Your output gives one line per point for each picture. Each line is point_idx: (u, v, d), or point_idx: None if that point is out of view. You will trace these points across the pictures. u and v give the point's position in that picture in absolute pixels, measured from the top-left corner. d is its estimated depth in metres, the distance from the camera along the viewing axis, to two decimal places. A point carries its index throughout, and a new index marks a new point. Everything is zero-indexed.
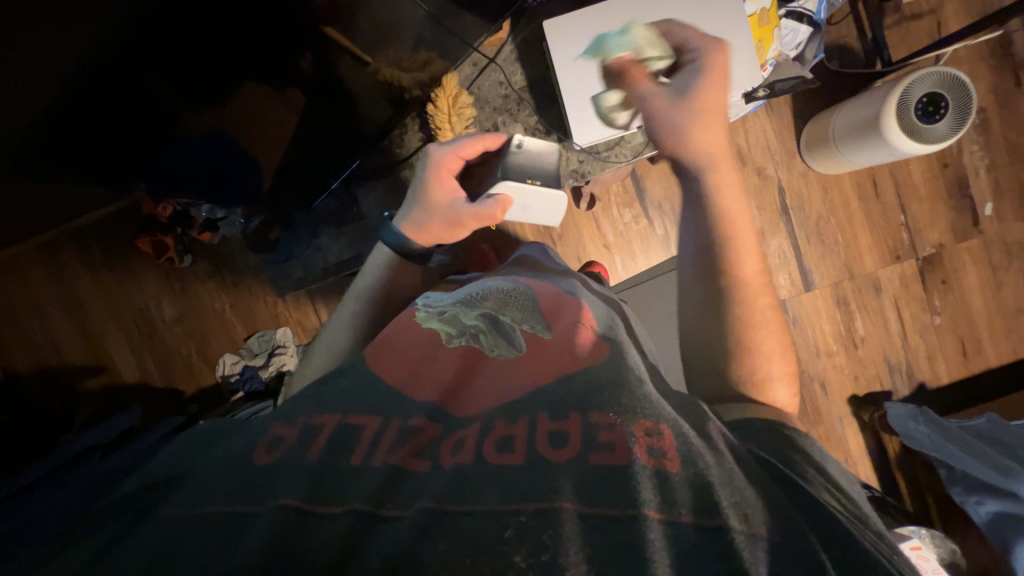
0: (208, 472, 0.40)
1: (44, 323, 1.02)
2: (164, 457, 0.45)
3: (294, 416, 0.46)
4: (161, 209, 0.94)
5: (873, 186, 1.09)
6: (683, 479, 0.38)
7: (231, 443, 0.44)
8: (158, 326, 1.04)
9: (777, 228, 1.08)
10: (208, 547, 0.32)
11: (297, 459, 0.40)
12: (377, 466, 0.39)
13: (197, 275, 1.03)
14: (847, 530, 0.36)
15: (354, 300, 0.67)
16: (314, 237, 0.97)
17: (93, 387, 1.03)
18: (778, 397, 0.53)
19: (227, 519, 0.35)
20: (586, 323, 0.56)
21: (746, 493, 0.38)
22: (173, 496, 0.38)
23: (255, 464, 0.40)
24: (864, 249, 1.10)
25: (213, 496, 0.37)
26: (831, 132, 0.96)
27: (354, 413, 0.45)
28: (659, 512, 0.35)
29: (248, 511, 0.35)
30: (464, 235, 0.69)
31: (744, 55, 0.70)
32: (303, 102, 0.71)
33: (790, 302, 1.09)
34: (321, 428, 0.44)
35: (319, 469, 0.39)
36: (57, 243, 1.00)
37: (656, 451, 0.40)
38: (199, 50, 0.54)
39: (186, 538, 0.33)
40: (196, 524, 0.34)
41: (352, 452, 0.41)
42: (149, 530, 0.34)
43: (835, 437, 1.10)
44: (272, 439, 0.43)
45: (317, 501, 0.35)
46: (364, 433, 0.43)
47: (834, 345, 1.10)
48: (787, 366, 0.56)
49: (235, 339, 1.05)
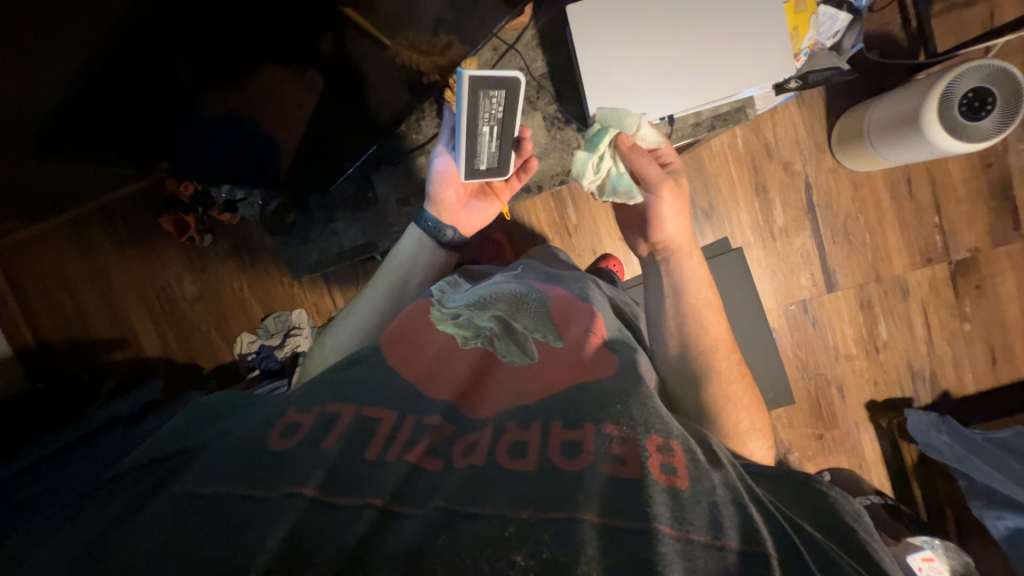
0: (221, 451, 0.41)
1: (73, 296, 1.06)
2: (171, 431, 0.47)
3: (310, 403, 0.47)
4: (184, 188, 0.95)
5: (908, 185, 1.04)
6: (691, 496, 0.39)
7: (246, 424, 0.45)
8: (179, 303, 1.07)
9: (801, 226, 1.05)
10: (231, 533, 0.34)
11: (312, 446, 0.41)
12: (394, 463, 0.40)
13: (216, 255, 1.05)
14: (829, 552, 0.38)
15: (387, 280, 0.69)
16: (331, 221, 0.95)
17: (119, 360, 1.07)
18: (752, 452, 0.56)
19: (247, 505, 0.36)
20: (598, 330, 0.55)
21: (750, 512, 0.39)
22: (192, 473, 0.40)
23: (270, 448, 0.41)
24: (894, 251, 1.05)
25: (229, 479, 0.38)
26: (866, 127, 0.92)
27: (369, 406, 0.46)
28: (672, 527, 0.36)
29: (265, 496, 0.37)
30: (449, 200, 0.72)
31: (778, 46, 0.67)
32: (322, 84, 0.70)
33: (811, 303, 1.06)
34: (336, 419, 0.44)
35: (334, 459, 0.40)
36: (84, 219, 1.03)
37: (668, 468, 0.40)
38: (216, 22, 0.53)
39: (207, 521, 0.35)
40: (212, 505, 0.36)
41: (368, 446, 0.42)
42: (164, 511, 0.36)
43: (850, 442, 1.08)
44: (287, 423, 0.44)
45: (333, 493, 0.37)
46: (380, 426, 0.44)
47: (855, 349, 1.07)
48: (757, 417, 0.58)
49: (252, 319, 1.07)
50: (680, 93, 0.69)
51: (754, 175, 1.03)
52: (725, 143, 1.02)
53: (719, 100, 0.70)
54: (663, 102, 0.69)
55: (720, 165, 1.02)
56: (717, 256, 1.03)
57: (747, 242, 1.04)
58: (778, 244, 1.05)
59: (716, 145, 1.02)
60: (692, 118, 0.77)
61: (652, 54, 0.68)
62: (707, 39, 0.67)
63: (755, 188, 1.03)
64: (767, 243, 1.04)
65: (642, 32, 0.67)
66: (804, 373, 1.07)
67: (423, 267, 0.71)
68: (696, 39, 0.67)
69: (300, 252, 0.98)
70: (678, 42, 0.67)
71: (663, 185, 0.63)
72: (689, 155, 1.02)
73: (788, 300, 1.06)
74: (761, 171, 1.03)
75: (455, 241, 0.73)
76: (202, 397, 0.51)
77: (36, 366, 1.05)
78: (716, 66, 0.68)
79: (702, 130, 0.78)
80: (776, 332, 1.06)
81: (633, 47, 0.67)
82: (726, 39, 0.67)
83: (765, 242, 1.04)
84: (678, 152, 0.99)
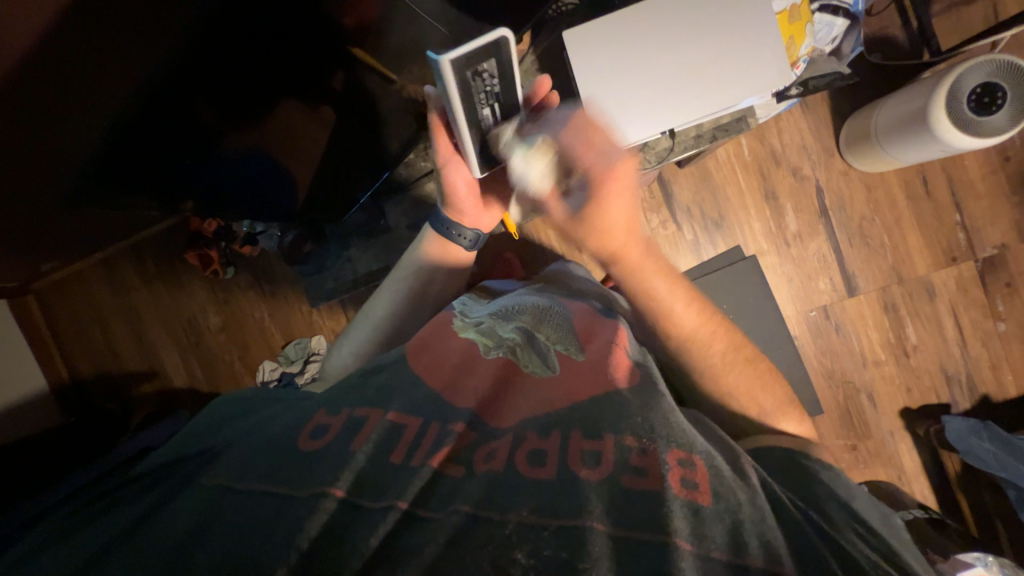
0: (251, 447, 0.44)
1: (106, 331, 1.11)
2: (204, 428, 0.49)
3: (338, 405, 0.48)
4: (207, 225, 1.02)
5: (924, 183, 1.02)
6: (714, 513, 0.39)
7: (274, 421, 0.47)
8: (204, 334, 1.10)
9: (815, 231, 1.03)
10: (253, 527, 0.36)
11: (339, 449, 0.42)
12: (420, 467, 0.41)
13: (238, 286, 1.09)
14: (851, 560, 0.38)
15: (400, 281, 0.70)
16: (345, 249, 0.98)
17: (148, 391, 1.11)
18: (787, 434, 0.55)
19: (276, 500, 0.38)
20: (621, 344, 0.54)
21: (776, 532, 0.38)
22: (220, 468, 0.42)
23: (299, 448, 0.43)
24: (915, 251, 1.03)
25: (261, 473, 0.40)
26: (873, 127, 0.91)
27: (395, 411, 0.46)
28: (692, 544, 0.36)
29: (292, 493, 0.39)
30: (468, 205, 0.68)
31: (775, 56, 0.68)
32: (334, 119, 0.78)
33: (832, 308, 1.03)
34: (363, 422, 0.45)
35: (362, 465, 0.41)
36: (116, 257, 1.08)
37: (690, 483, 0.40)
38: (240, 58, 0.61)
39: (236, 521, 0.37)
40: (241, 499, 0.39)
41: (393, 450, 0.43)
42: (198, 502, 0.39)
43: (886, 452, 1.03)
44: (316, 425, 0.45)
45: (360, 494, 0.39)
46: (405, 431, 0.45)
47: (883, 354, 1.03)
48: (786, 398, 0.57)
49: (273, 347, 1.09)
50: (681, 106, 0.69)
51: (762, 182, 1.02)
52: (731, 152, 1.02)
53: (720, 111, 0.70)
54: (665, 116, 0.70)
55: (727, 175, 1.02)
56: (731, 265, 1.01)
57: (760, 249, 1.03)
58: (793, 249, 1.03)
59: (721, 155, 1.02)
60: (692, 131, 0.78)
61: (651, 72, 0.69)
62: (703, 54, 0.68)
63: (765, 195, 1.03)
64: (781, 250, 1.03)
65: (639, 48, 0.68)
66: (831, 382, 1.03)
67: (445, 274, 0.71)
68: (692, 55, 0.68)
69: (316, 280, 1.02)
70: (675, 58, 0.68)
71: (581, 235, 0.52)
72: (696, 166, 1.02)
73: (808, 306, 1.03)
74: (769, 177, 1.02)
75: (475, 244, 0.71)
76: (231, 391, 0.55)
77: (70, 400, 1.10)
78: (715, 78, 0.69)
79: (704, 142, 0.80)
80: (797, 340, 1.03)
81: (632, 66, 0.68)
82: (722, 52, 0.68)
83: (779, 248, 1.03)
84: (683, 163, 1.00)
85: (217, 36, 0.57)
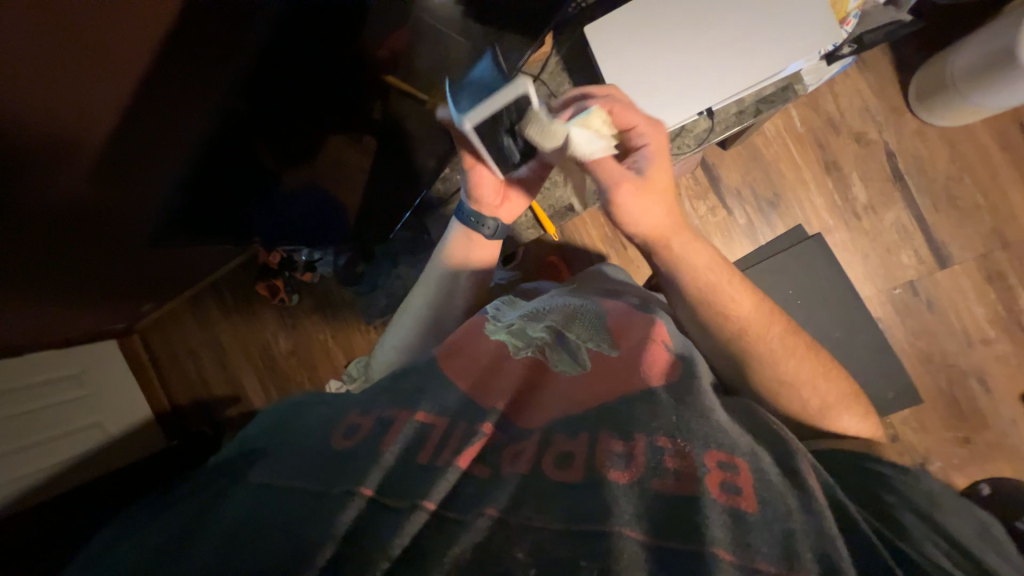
0: (295, 448, 0.46)
1: (196, 361, 1.23)
2: (262, 426, 0.53)
3: (371, 405, 0.50)
4: (272, 257, 1.08)
5: (1022, 131, 0.89)
6: (760, 518, 0.36)
7: (314, 424, 0.49)
8: (277, 358, 1.20)
9: (890, 200, 0.93)
10: (287, 524, 0.37)
11: (369, 449, 0.43)
12: (445, 468, 0.41)
13: (303, 311, 1.17)
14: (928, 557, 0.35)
15: (427, 288, 0.70)
16: (395, 267, 1.03)
17: (234, 415, 1.21)
18: (848, 429, 0.52)
19: (308, 497, 0.39)
20: (655, 342, 0.53)
21: (838, 542, 0.35)
22: (266, 466, 0.44)
23: (334, 448, 0.44)
24: (1018, 209, 0.90)
25: (298, 473, 0.42)
26: (951, 77, 0.81)
27: (423, 412, 0.47)
28: (732, 553, 0.33)
29: (321, 492, 0.40)
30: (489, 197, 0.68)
31: (817, 13, 0.64)
32: (376, 146, 0.83)
33: (921, 283, 0.92)
34: (392, 421, 0.46)
35: (391, 464, 0.42)
36: (201, 294, 1.21)
37: (730, 487, 0.38)
38: (293, 97, 0.64)
39: (271, 516, 0.38)
40: (280, 496, 0.40)
41: (420, 451, 0.43)
42: (245, 496, 0.41)
43: (1009, 444, 0.89)
44: (349, 426, 0.47)
45: (389, 494, 0.39)
46: (433, 433, 0.45)
47: (992, 329, 0.90)
48: (849, 399, 0.54)
49: (338, 366, 1.16)
50: (718, 82, 0.66)
51: (820, 154, 0.94)
52: (781, 126, 0.95)
53: (763, 81, 0.66)
54: (701, 95, 0.66)
55: (778, 151, 0.95)
56: (793, 247, 0.94)
57: (826, 227, 0.94)
58: (865, 223, 0.93)
59: (770, 131, 0.95)
60: (733, 107, 0.73)
61: (680, 52, 0.66)
62: (738, 24, 0.65)
63: (825, 166, 0.94)
64: (851, 225, 0.93)
65: (665, 32, 0.66)
66: (930, 367, 0.91)
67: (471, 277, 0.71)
68: (725, 27, 0.65)
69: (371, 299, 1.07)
70: (706, 34, 0.65)
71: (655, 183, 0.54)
72: (743, 146, 0.96)
73: (890, 283, 0.93)
74: (828, 148, 0.94)
75: (497, 233, 0.71)
76: (290, 394, 0.58)
77: (169, 426, 1.23)
78: (754, 47, 0.65)
79: (748, 116, 0.73)
80: (882, 322, 0.92)
81: (661, 49, 0.66)
82: (758, 18, 0.64)
83: (849, 223, 0.93)
84: (728, 145, 0.94)
85: (271, 73, 0.59)
